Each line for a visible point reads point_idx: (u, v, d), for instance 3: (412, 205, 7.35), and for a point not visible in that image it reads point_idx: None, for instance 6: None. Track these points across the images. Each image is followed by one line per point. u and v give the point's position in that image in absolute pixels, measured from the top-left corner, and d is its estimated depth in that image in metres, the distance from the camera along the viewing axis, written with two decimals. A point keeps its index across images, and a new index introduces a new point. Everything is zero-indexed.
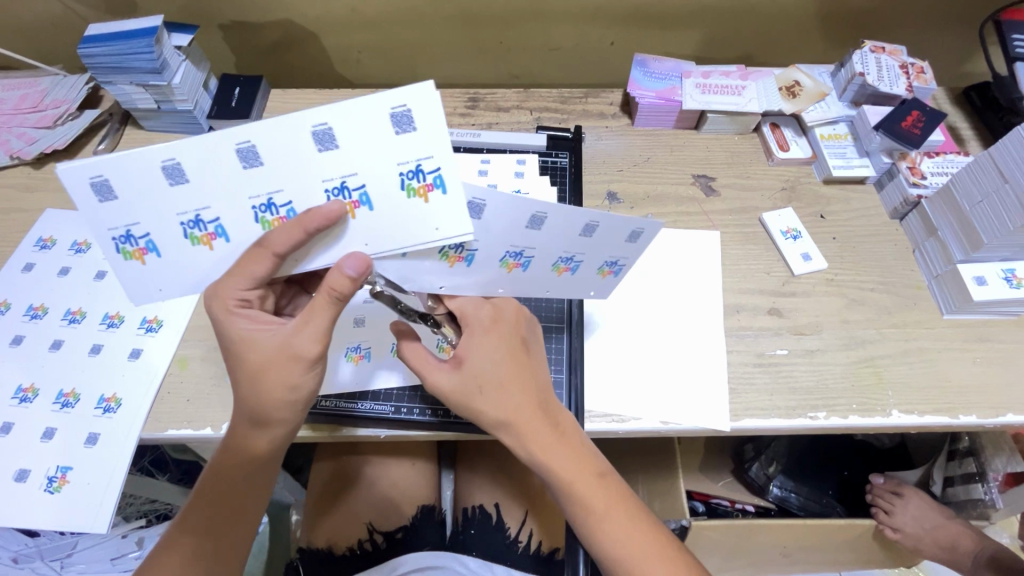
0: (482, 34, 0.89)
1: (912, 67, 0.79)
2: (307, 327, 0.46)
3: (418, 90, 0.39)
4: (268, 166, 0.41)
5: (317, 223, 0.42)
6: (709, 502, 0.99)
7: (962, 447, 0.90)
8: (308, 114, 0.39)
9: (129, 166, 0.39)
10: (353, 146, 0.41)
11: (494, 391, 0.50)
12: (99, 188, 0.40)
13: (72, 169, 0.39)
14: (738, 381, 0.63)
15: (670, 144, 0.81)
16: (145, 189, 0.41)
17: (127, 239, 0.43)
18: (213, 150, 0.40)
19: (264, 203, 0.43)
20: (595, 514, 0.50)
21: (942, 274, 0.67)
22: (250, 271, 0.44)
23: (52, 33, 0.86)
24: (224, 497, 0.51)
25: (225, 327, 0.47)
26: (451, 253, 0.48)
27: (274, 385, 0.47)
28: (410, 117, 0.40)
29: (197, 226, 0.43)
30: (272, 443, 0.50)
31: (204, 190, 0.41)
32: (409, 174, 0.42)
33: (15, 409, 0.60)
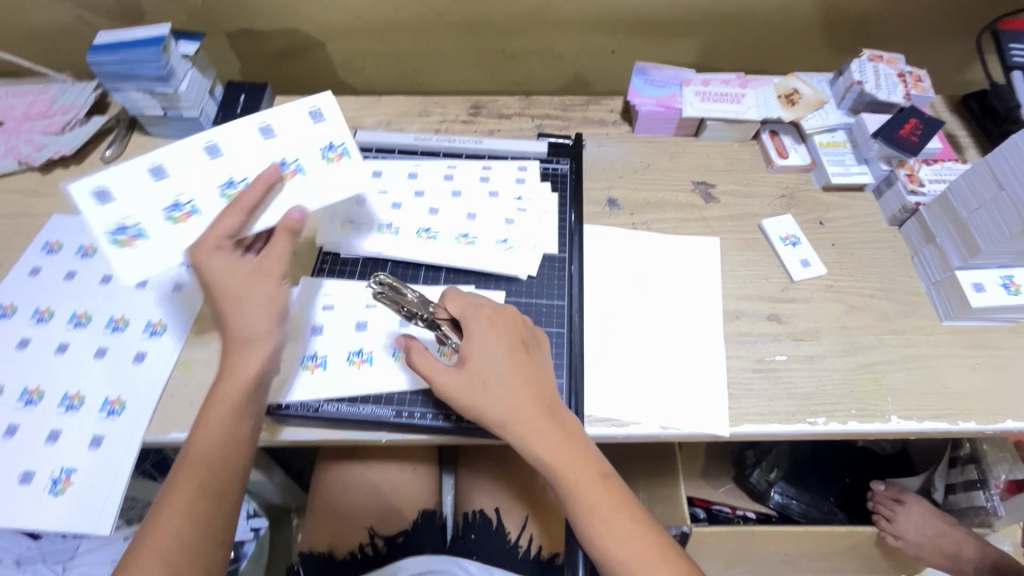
0: (484, 43, 0.90)
1: (910, 76, 0.80)
2: (273, 252, 0.53)
3: (325, 96, 0.62)
4: (228, 155, 0.58)
5: (266, 178, 0.55)
6: (710, 508, 0.97)
7: (964, 453, 0.90)
8: (259, 116, 0.59)
9: (125, 173, 0.55)
10: (287, 134, 0.59)
11: (496, 389, 0.52)
12: (100, 195, 0.54)
13: (73, 179, 0.53)
14: (738, 387, 0.63)
15: (670, 151, 0.82)
16: (135, 187, 0.55)
17: (120, 229, 0.54)
18: (199, 154, 0.57)
19: (226, 182, 0.57)
20: (597, 513, 0.51)
21: (941, 281, 0.68)
22: (223, 224, 0.53)
23: (60, 42, 0.88)
24: (216, 437, 0.51)
25: (200, 274, 0.52)
26: (384, 210, 0.67)
27: (249, 301, 0.52)
28: (319, 110, 0.61)
29: (176, 208, 0.55)
30: (259, 369, 0.52)
31: (183, 179, 0.56)
32: (326, 148, 0.60)
33: (20, 411, 0.60)
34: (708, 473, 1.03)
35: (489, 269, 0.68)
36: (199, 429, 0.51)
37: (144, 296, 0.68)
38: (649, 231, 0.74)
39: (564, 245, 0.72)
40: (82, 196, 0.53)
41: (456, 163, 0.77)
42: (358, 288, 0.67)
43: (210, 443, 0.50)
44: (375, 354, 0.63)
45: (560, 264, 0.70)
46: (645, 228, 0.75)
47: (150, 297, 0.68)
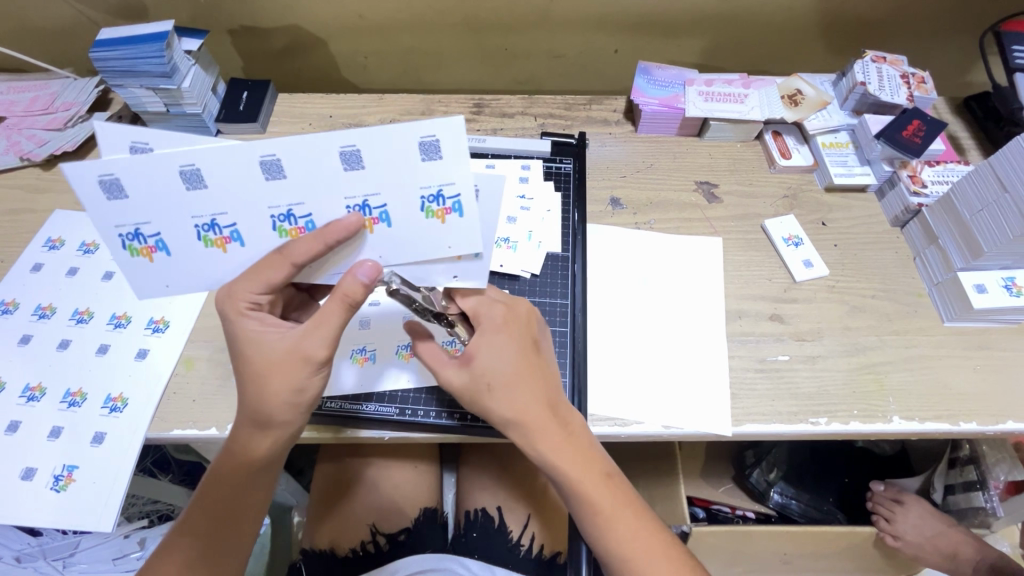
0: (487, 41, 0.90)
1: (913, 77, 0.80)
2: (314, 331, 0.47)
3: (450, 121, 0.40)
4: (291, 181, 0.42)
5: (339, 237, 0.44)
6: (710, 508, 0.99)
7: (962, 454, 0.91)
8: (340, 136, 0.39)
9: (153, 172, 0.40)
10: (379, 165, 0.41)
11: (504, 388, 0.51)
12: (109, 187, 0.41)
13: (87, 166, 0.40)
14: (740, 387, 0.63)
15: (673, 151, 0.82)
16: (163, 191, 0.41)
17: (135, 236, 0.44)
18: (241, 170, 0.41)
19: (283, 213, 0.44)
20: (602, 512, 0.51)
21: (943, 282, 0.68)
22: (268, 277, 0.45)
23: (61, 36, 0.87)
24: (224, 499, 0.51)
25: (234, 329, 0.47)
26: (436, 209, 0.44)
27: (278, 388, 0.47)
28: (436, 146, 0.41)
29: (212, 229, 0.44)
30: (273, 445, 0.50)
31: (222, 196, 0.42)
32: (428, 198, 0.43)
33: (22, 408, 0.60)
34: (708, 472, 1.03)
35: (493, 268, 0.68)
36: (210, 486, 0.51)
37: None
38: (651, 230, 0.74)
39: (567, 244, 0.72)
40: (88, 182, 0.40)
41: None
42: None
43: (218, 504, 0.51)
44: (378, 352, 0.63)
45: (563, 263, 0.70)
46: (648, 227, 0.75)
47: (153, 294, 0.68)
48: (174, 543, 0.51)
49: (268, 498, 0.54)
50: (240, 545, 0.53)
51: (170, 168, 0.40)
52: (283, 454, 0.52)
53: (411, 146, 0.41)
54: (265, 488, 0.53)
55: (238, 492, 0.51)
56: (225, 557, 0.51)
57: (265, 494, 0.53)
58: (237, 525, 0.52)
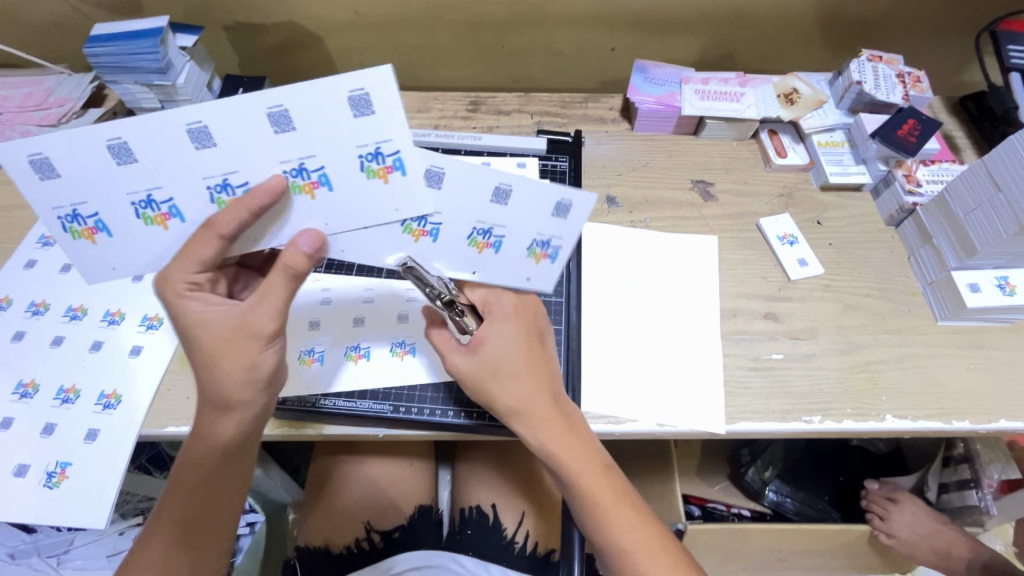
0: (483, 38, 0.90)
1: (909, 76, 0.80)
2: (261, 303, 0.46)
3: (379, 72, 0.39)
4: (223, 148, 0.41)
5: (262, 203, 0.42)
6: (705, 506, 0.98)
7: (957, 453, 0.91)
8: (264, 96, 0.39)
9: (74, 150, 0.40)
10: (389, 115, 0.40)
11: (507, 379, 0.51)
12: (40, 166, 0.41)
13: (14, 144, 0.40)
14: (734, 385, 0.63)
15: (669, 149, 0.82)
16: (94, 169, 0.41)
17: (149, 204, 0.44)
18: (170, 140, 0.40)
19: (295, 168, 0.43)
20: (600, 505, 0.51)
21: (937, 281, 0.68)
22: (197, 253, 0.44)
23: (55, 32, 0.87)
24: (198, 487, 0.51)
25: (178, 312, 0.47)
26: (448, 178, 0.43)
27: (230, 367, 0.46)
28: (439, 101, 0.40)
29: (149, 206, 0.44)
30: (237, 428, 0.50)
31: (234, 154, 0.42)
32: (437, 169, 0.43)
33: (15, 404, 0.60)
34: (704, 471, 1.03)
35: None
36: (180, 474, 0.51)
37: (139, 290, 0.68)
38: (647, 229, 0.74)
39: None
40: (17, 162, 0.41)
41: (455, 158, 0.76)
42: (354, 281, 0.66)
43: (194, 493, 0.51)
44: (372, 349, 0.63)
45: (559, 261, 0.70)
46: (643, 226, 0.75)
47: (146, 291, 0.68)
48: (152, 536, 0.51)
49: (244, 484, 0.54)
50: (219, 533, 0.53)
51: (99, 143, 0.40)
52: (251, 437, 0.52)
53: (547, 201, 0.45)
54: (239, 473, 0.53)
55: (208, 478, 0.51)
56: (203, 545, 0.52)
57: (241, 480, 0.53)
58: (214, 514, 0.52)
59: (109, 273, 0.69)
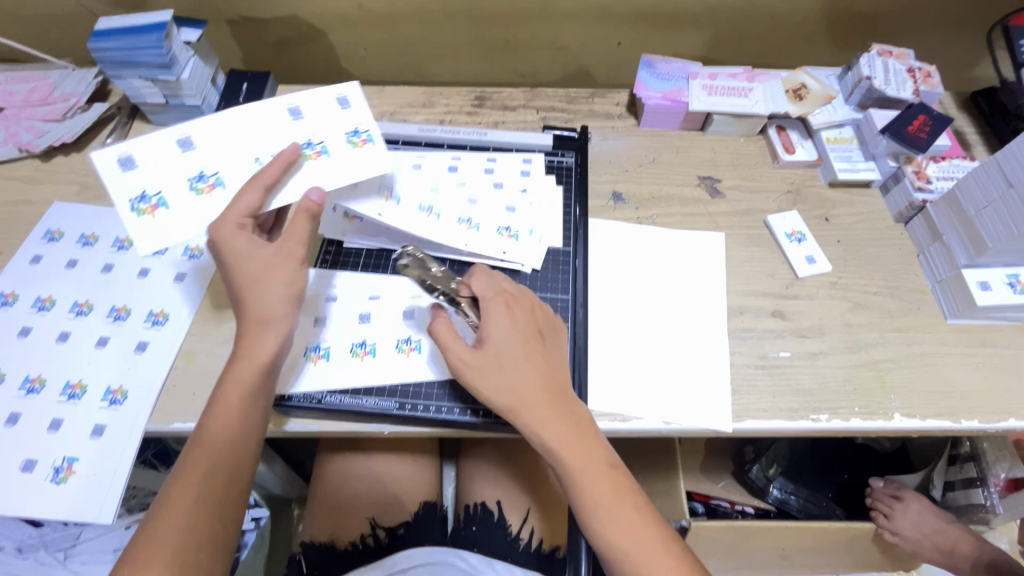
0: (489, 32, 0.89)
1: (919, 72, 0.79)
2: (292, 229, 0.54)
3: (351, 85, 0.63)
4: (262, 133, 0.60)
5: (285, 156, 0.56)
6: (708, 503, 0.97)
7: (963, 452, 0.91)
8: (289, 96, 0.61)
9: (216, 133, 0.59)
10: (316, 115, 0.61)
11: (506, 368, 0.52)
12: (185, 142, 0.58)
13: (173, 132, 0.58)
14: (741, 383, 0.63)
15: (676, 145, 0.81)
16: (174, 158, 0.57)
17: (200, 176, 0.57)
18: (284, 116, 0.61)
19: (306, 142, 0.59)
20: (601, 506, 0.51)
21: (947, 279, 0.67)
22: (243, 203, 0.53)
23: (59, 26, 0.87)
24: (220, 441, 0.50)
25: (227, 249, 0.52)
26: (357, 139, 0.61)
27: (269, 281, 0.52)
28: (348, 99, 0.62)
29: (201, 180, 0.57)
30: (272, 348, 0.52)
31: (268, 134, 0.60)
32: (350, 132, 0.61)
33: (21, 399, 0.60)
34: (708, 467, 1.03)
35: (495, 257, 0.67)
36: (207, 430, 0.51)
37: (145, 285, 0.68)
38: (653, 226, 0.74)
39: (568, 239, 0.71)
40: (170, 143, 0.58)
41: (461, 154, 0.76)
42: (359, 280, 0.67)
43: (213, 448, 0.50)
44: (378, 346, 0.63)
45: (564, 257, 0.70)
46: (650, 223, 0.74)
47: (151, 288, 0.67)
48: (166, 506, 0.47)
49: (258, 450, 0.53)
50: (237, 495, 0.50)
51: (243, 128, 0.60)
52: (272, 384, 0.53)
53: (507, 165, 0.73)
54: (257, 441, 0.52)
55: (235, 427, 0.51)
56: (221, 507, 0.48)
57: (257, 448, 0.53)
58: (228, 474, 0.50)
59: (114, 269, 0.69)
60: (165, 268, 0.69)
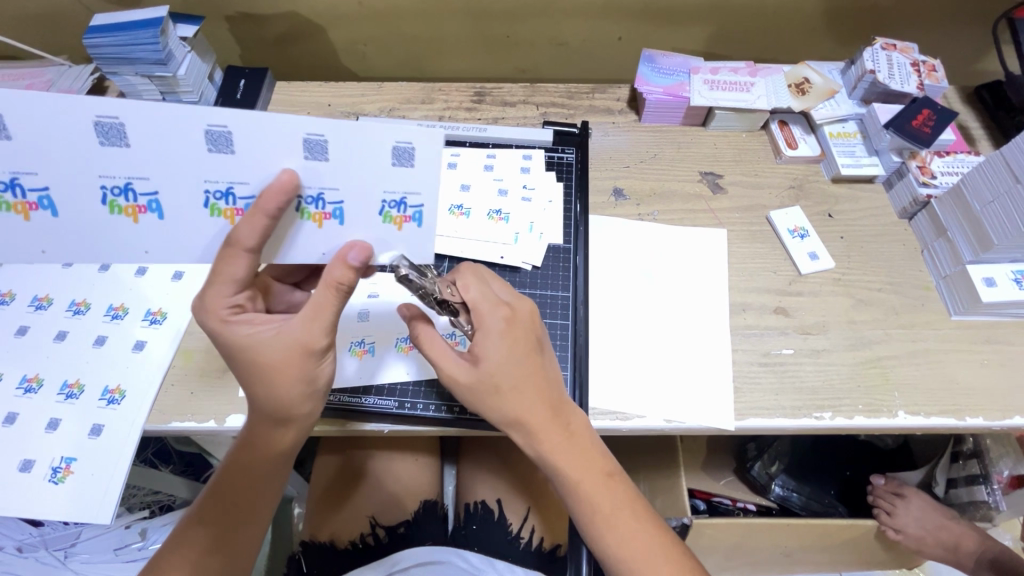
0: (488, 27, 0.88)
1: (923, 65, 0.78)
2: (314, 320, 0.46)
3: (428, 134, 0.42)
4: (238, 156, 0.42)
5: (276, 205, 0.42)
6: (710, 500, 0.97)
7: (966, 449, 0.91)
8: (308, 124, 0.40)
9: (168, 130, 0.41)
10: (354, 167, 0.43)
11: (507, 392, 0.50)
12: (107, 130, 0.41)
13: (86, 105, 0.39)
14: (743, 381, 0.62)
15: (677, 141, 0.80)
16: (72, 145, 0.41)
17: (124, 192, 0.44)
18: (285, 147, 0.42)
19: (314, 195, 0.44)
20: (599, 513, 0.50)
21: (951, 275, 0.67)
22: (230, 272, 0.44)
23: (54, 22, 0.86)
24: (239, 491, 0.51)
25: (226, 337, 0.46)
26: (395, 214, 0.46)
27: (290, 382, 0.46)
28: (411, 153, 0.43)
29: (124, 194, 0.44)
30: (295, 437, 0.51)
31: (243, 165, 0.43)
32: (390, 204, 0.46)
33: (18, 399, 0.60)
34: (709, 465, 1.02)
35: (493, 259, 0.67)
36: (225, 479, 0.51)
37: (142, 284, 0.67)
38: (655, 222, 0.73)
39: (569, 236, 0.71)
40: (84, 125, 0.40)
41: (460, 151, 0.75)
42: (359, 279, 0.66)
43: (234, 496, 0.51)
44: (377, 345, 0.63)
45: (565, 255, 0.70)
46: (651, 219, 0.74)
47: (149, 286, 0.67)
48: (184, 540, 0.50)
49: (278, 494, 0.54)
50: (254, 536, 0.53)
51: (198, 126, 0.41)
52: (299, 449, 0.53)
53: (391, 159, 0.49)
54: (282, 479, 0.53)
55: (255, 482, 0.51)
56: (236, 553, 0.51)
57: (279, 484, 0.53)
58: (249, 517, 0.52)
59: (112, 268, 0.68)
60: (162, 266, 0.68)
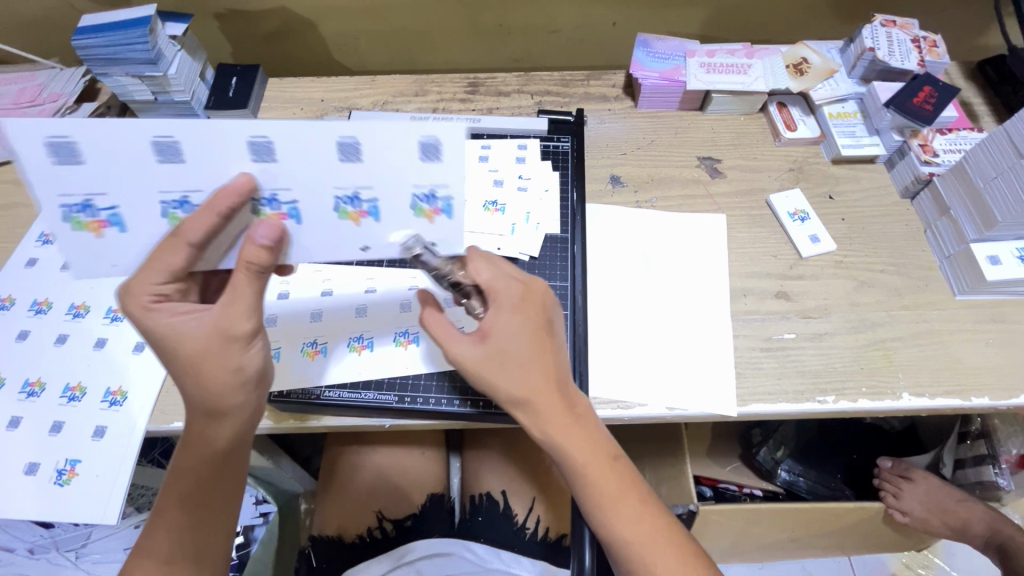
0: (479, 16, 0.87)
1: (924, 41, 0.77)
2: (233, 303, 0.45)
3: (454, 128, 0.43)
4: (365, 163, 0.44)
5: (228, 203, 0.42)
6: (716, 487, 0.96)
7: (973, 429, 0.89)
8: (424, 126, 0.43)
9: (309, 147, 0.43)
10: (447, 168, 0.45)
11: (513, 367, 0.49)
12: (260, 149, 0.42)
13: (242, 126, 0.41)
14: (745, 366, 0.62)
15: (674, 126, 0.79)
16: (226, 167, 0.43)
17: (269, 202, 0.45)
18: (414, 154, 0.44)
19: (426, 193, 0.46)
20: (605, 495, 0.50)
21: (955, 254, 0.66)
22: (167, 262, 0.44)
23: (43, 24, 0.85)
24: (191, 487, 0.50)
25: (152, 327, 0.45)
26: (426, 208, 0.47)
27: (214, 373, 0.46)
28: (439, 148, 0.44)
29: (269, 203, 0.45)
30: (235, 430, 0.50)
31: (371, 169, 0.44)
32: (421, 197, 0.47)
33: (21, 403, 0.60)
34: (715, 452, 1.01)
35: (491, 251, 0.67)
36: (175, 478, 0.51)
37: None
38: (653, 209, 0.72)
39: (566, 226, 0.70)
40: (239, 142, 0.42)
41: None
42: (356, 276, 0.66)
43: (188, 494, 0.50)
44: (375, 340, 0.62)
45: (562, 244, 0.69)
46: (649, 206, 0.73)
47: None
48: (151, 543, 0.50)
49: (238, 488, 0.53)
50: (220, 531, 0.52)
51: (331, 138, 0.43)
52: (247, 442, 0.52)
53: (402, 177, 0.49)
54: (236, 475, 0.53)
55: (204, 478, 0.50)
56: (201, 553, 0.51)
57: (236, 480, 0.53)
58: (208, 515, 0.51)
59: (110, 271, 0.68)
60: None
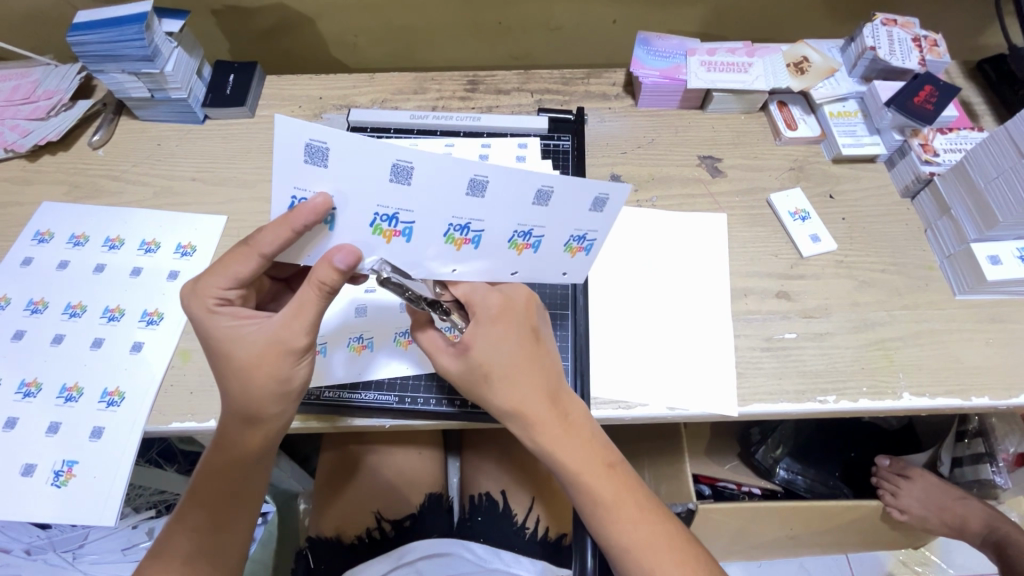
0: (478, 14, 0.87)
1: (925, 40, 0.77)
2: (295, 320, 0.46)
3: (573, 181, 0.43)
4: (486, 201, 0.44)
5: (304, 220, 0.42)
6: (716, 485, 0.96)
7: (970, 428, 0.91)
8: (546, 176, 0.43)
9: (443, 177, 0.42)
10: (556, 213, 0.46)
11: (500, 379, 0.50)
12: (401, 172, 0.41)
13: (392, 149, 0.40)
14: (747, 365, 0.62)
15: (674, 125, 0.79)
16: (366, 180, 0.41)
17: (389, 220, 0.44)
18: (576, 200, 0.44)
19: (524, 231, 0.47)
20: (600, 504, 0.50)
21: (955, 254, 0.66)
22: (236, 269, 0.46)
23: (38, 21, 0.84)
24: (220, 489, 0.51)
25: (208, 327, 0.47)
26: (519, 241, 0.48)
27: (261, 380, 0.46)
28: (551, 196, 0.44)
29: (389, 221, 0.44)
30: (270, 436, 0.50)
31: (488, 206, 0.44)
32: (518, 233, 0.47)
33: (17, 404, 0.59)
34: (715, 450, 1.01)
35: None
36: (206, 476, 0.51)
37: (138, 286, 0.66)
38: (654, 208, 0.72)
39: None
40: (383, 162, 0.40)
41: (454, 141, 0.74)
42: None
43: (216, 495, 0.51)
44: (376, 340, 0.61)
45: None
46: (650, 205, 0.73)
47: (144, 287, 0.66)
48: (171, 541, 0.51)
49: (260, 493, 0.53)
50: (241, 534, 0.52)
51: (465, 174, 0.42)
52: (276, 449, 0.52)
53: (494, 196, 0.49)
54: (261, 479, 0.53)
55: (236, 480, 0.51)
56: (221, 553, 0.51)
57: (261, 484, 0.53)
58: (231, 517, 0.51)
59: (107, 270, 0.67)
60: (156, 268, 0.68)
